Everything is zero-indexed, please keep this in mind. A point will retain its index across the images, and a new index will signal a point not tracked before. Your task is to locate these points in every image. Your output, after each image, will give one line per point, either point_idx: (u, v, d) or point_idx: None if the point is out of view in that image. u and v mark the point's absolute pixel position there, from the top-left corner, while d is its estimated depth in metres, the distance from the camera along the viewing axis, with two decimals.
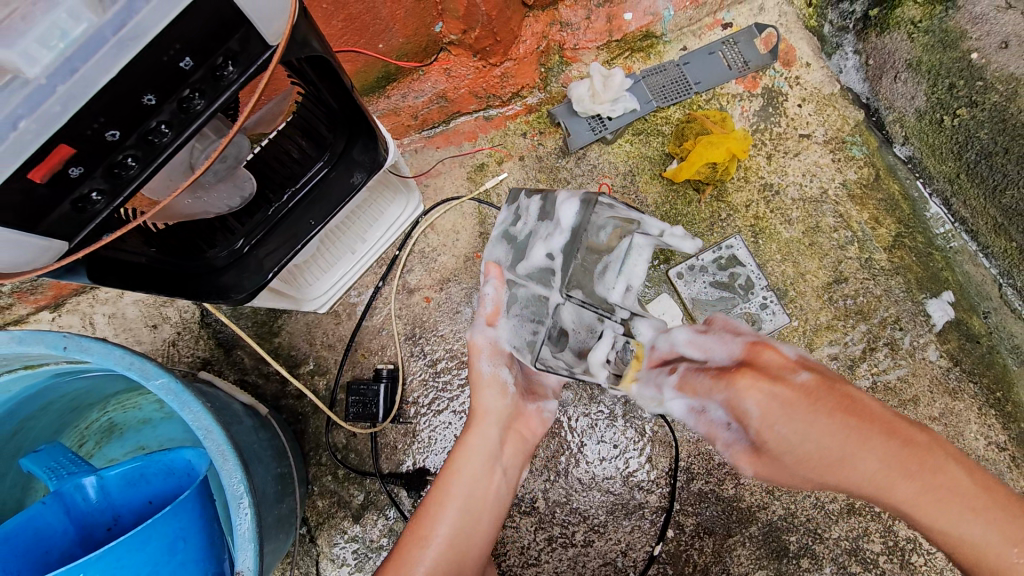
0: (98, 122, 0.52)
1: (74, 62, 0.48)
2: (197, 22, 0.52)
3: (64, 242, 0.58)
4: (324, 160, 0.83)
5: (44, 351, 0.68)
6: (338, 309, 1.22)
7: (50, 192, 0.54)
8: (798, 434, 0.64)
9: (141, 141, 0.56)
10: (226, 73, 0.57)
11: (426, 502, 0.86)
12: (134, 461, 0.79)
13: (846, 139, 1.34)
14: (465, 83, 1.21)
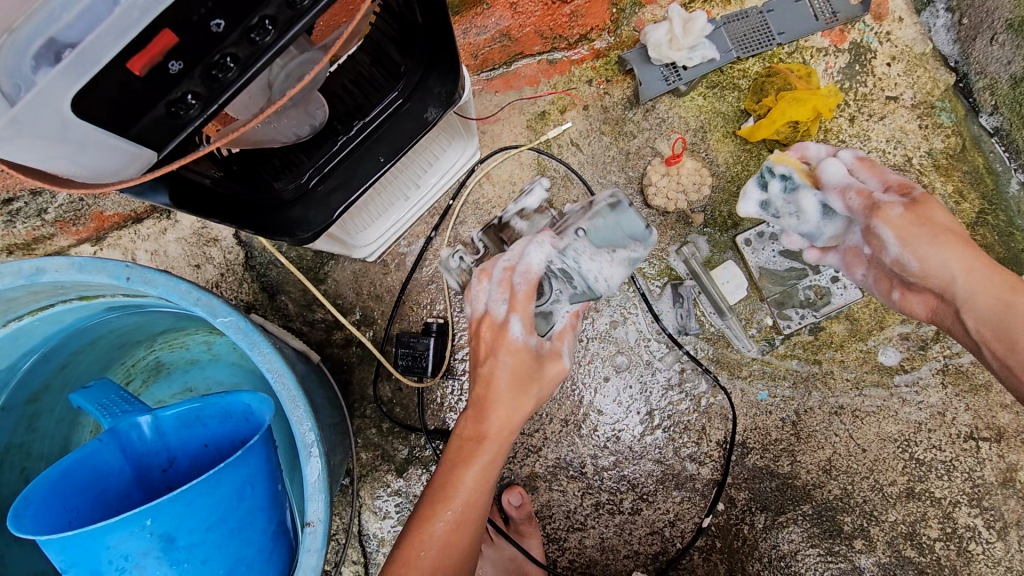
0: (205, 7, 0.47)
1: None
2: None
3: (154, 152, 0.54)
4: (398, 90, 0.76)
5: (105, 280, 0.64)
6: (386, 259, 1.17)
7: (147, 89, 0.49)
8: (921, 232, 0.82)
9: (245, 38, 0.50)
10: None
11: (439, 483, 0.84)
12: (190, 403, 0.74)
13: (935, 104, 1.23)
14: (531, 21, 1.10)
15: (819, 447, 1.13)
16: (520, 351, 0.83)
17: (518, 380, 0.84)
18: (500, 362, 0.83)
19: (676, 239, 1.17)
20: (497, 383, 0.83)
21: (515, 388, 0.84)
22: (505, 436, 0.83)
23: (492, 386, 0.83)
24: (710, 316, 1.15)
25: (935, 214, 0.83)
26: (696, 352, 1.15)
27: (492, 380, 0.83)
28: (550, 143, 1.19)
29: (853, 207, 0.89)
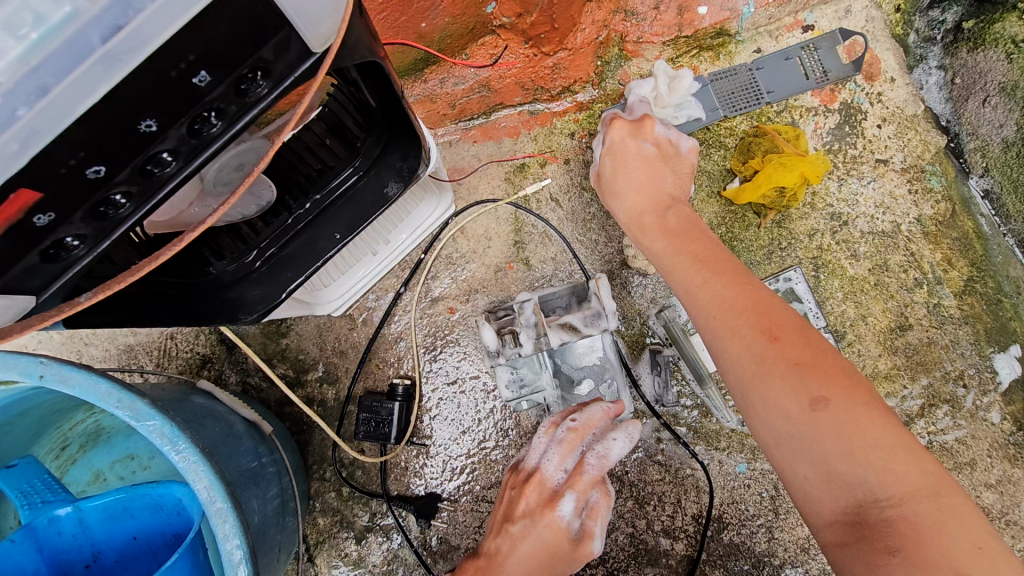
0: (76, 157, 0.43)
1: (45, 78, 0.38)
2: (218, 31, 0.43)
3: (30, 298, 0.49)
4: (355, 166, 0.71)
5: (16, 378, 0.58)
6: (353, 313, 1.12)
7: (13, 244, 0.45)
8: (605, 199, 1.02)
9: (136, 174, 0.48)
10: (252, 87, 0.48)
11: None
12: (118, 494, 0.71)
13: (925, 168, 1.20)
14: (511, 73, 1.07)
15: (798, 524, 1.08)
16: (562, 526, 0.81)
17: (553, 540, 0.81)
18: (528, 521, 0.82)
19: (656, 301, 1.12)
20: (530, 551, 0.81)
21: (550, 559, 0.81)
22: None
23: (515, 545, 0.82)
24: (689, 381, 1.10)
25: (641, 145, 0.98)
26: (673, 421, 1.10)
27: (522, 543, 0.81)
28: (528, 198, 1.14)
29: None
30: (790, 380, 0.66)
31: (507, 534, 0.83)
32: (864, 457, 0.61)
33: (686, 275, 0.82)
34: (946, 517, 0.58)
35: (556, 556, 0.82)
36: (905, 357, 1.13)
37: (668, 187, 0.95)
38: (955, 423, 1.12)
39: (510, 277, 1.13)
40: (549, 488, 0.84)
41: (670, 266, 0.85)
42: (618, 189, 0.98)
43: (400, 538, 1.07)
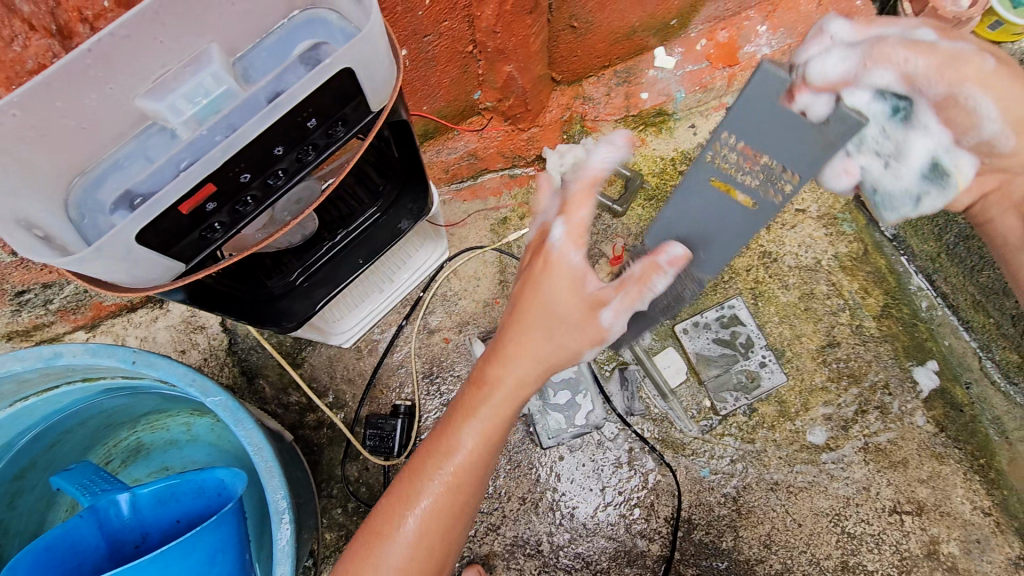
0: (238, 167, 0.54)
1: (233, 120, 0.56)
2: (332, 91, 0.54)
3: (183, 263, 0.57)
4: (377, 206, 0.91)
5: (113, 364, 0.74)
6: (360, 345, 1.28)
7: (190, 222, 0.55)
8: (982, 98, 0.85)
9: (262, 184, 0.58)
10: (337, 131, 0.59)
11: (393, 497, 0.84)
12: (169, 479, 0.81)
13: (837, 216, 1.44)
14: (494, 144, 1.33)
15: (759, 522, 1.22)
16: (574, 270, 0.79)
17: (524, 365, 0.81)
18: (490, 358, 0.84)
19: None
20: (535, 357, 0.81)
21: (552, 318, 0.80)
22: (508, 393, 0.82)
23: (482, 379, 0.83)
24: (654, 399, 1.27)
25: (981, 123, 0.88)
26: (642, 432, 1.25)
27: (526, 297, 0.81)
28: (511, 244, 1.35)
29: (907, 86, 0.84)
30: None
31: (519, 328, 0.82)
32: None
33: None
34: None
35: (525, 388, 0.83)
36: (836, 370, 1.32)
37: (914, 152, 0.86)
38: (885, 426, 1.30)
39: (496, 310, 1.31)
40: (572, 239, 0.79)
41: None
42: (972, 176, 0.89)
43: None
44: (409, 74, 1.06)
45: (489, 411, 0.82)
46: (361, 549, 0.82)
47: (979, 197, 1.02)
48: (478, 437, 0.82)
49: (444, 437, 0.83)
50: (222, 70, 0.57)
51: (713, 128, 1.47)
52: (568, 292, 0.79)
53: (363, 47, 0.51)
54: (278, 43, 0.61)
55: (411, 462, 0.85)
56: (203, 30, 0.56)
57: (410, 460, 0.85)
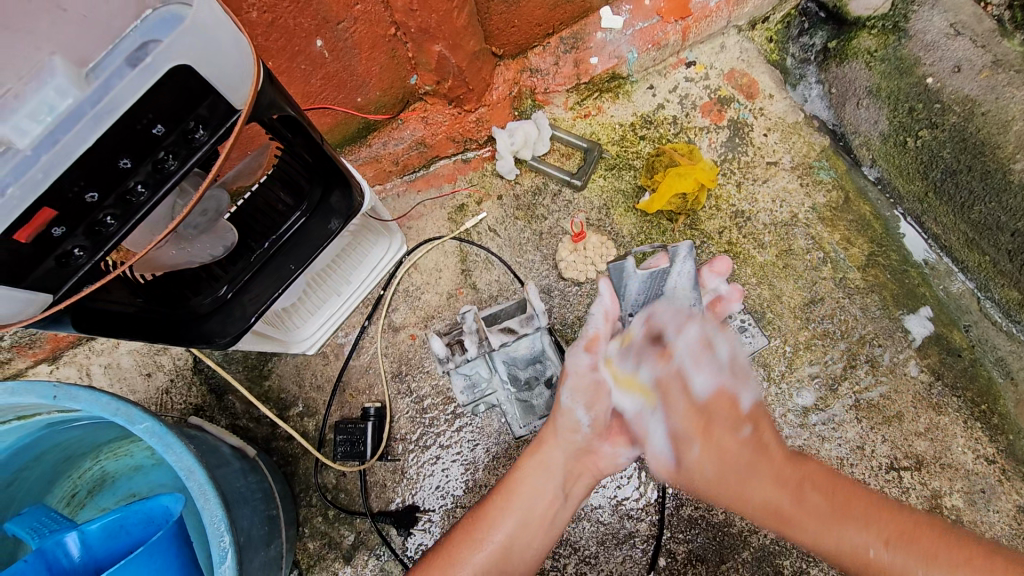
0: (77, 185, 0.59)
1: (56, 134, 0.55)
2: (166, 94, 0.59)
3: (49, 294, 0.63)
4: (302, 209, 0.87)
5: (35, 401, 0.74)
6: (326, 350, 1.25)
7: (33, 250, 0.60)
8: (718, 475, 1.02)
9: (120, 200, 0.62)
10: (197, 136, 0.63)
11: (489, 508, 1.02)
12: (114, 512, 0.80)
13: (812, 164, 1.37)
14: (442, 129, 1.27)
15: None
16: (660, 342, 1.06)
17: (541, 474, 1.03)
18: (513, 473, 1.04)
19: (593, 305, 1.27)
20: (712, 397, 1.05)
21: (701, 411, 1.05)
22: (563, 458, 1.05)
23: (506, 489, 1.03)
24: None
25: (691, 446, 1.04)
26: None
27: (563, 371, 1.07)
28: (469, 231, 1.31)
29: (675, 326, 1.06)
30: (884, 537, 0.89)
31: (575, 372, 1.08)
32: (874, 534, 0.89)
33: (829, 540, 0.91)
34: (900, 556, 0.88)
35: (541, 485, 1.03)
36: (821, 328, 1.29)
37: (786, 501, 0.96)
38: (877, 380, 1.27)
39: (461, 301, 1.28)
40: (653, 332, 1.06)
41: (788, 510, 0.95)
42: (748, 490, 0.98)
43: (385, 551, 1.17)
44: (332, 66, 1.02)
45: (522, 505, 1.01)
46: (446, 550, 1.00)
47: (804, 473, 0.97)
48: (510, 529, 1.01)
49: (476, 529, 1.01)
50: (66, 83, 0.57)
51: (673, 87, 1.40)
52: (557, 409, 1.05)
53: (190, 41, 0.57)
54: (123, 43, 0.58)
55: (493, 490, 1.05)
56: (38, 42, 0.56)
57: (448, 537, 1.02)
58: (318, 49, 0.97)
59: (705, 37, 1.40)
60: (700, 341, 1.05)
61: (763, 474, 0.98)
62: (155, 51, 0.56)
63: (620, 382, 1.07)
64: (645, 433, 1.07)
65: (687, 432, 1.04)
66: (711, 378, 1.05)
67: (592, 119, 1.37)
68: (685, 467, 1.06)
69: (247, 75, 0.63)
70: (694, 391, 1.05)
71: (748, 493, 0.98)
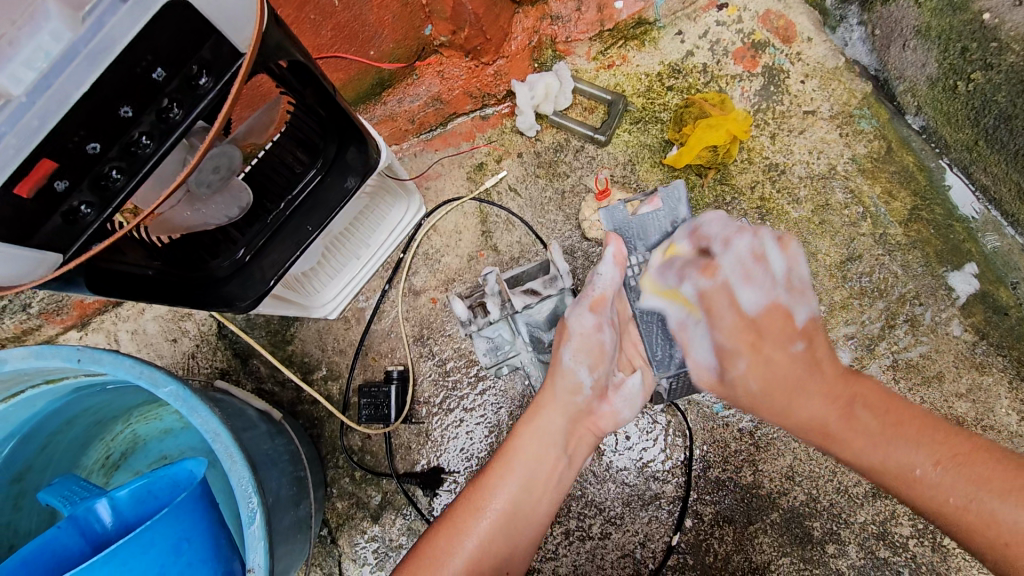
0: (78, 135, 0.56)
1: (51, 78, 0.53)
2: (164, 33, 0.56)
3: (59, 254, 0.62)
4: (317, 167, 0.85)
5: (60, 364, 0.74)
6: (347, 314, 1.24)
7: (38, 205, 0.58)
8: (760, 381, 0.97)
9: (124, 151, 0.60)
10: (201, 82, 0.60)
11: (489, 474, 0.98)
12: (140, 479, 0.81)
13: (853, 113, 1.29)
14: (458, 84, 1.22)
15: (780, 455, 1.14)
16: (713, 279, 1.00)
17: (541, 440, 0.99)
18: (510, 442, 1.00)
19: None
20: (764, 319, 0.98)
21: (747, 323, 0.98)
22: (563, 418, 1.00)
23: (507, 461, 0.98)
24: None
25: (737, 359, 0.99)
26: None
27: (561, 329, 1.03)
28: (490, 191, 1.27)
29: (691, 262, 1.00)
30: (958, 460, 0.79)
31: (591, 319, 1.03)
32: (963, 488, 0.78)
33: (880, 452, 0.85)
34: (984, 475, 0.77)
35: (543, 451, 0.98)
36: (858, 286, 1.23)
37: (830, 417, 0.90)
38: (917, 340, 1.21)
39: (482, 263, 1.25)
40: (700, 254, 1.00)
41: (836, 425, 0.89)
42: (791, 409, 0.94)
43: (412, 511, 1.18)
44: (343, 15, 0.98)
45: (526, 467, 0.97)
46: (449, 519, 0.95)
47: (853, 384, 0.90)
48: (515, 494, 0.96)
49: (478, 498, 0.96)
50: (61, 26, 0.53)
51: (703, 32, 1.31)
52: (554, 374, 1.01)
53: None
54: None
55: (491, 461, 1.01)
56: None
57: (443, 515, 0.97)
58: None
59: None
60: (750, 253, 0.98)
61: (813, 390, 0.92)
62: None
63: (656, 290, 1.00)
64: (688, 342, 1.00)
65: (732, 346, 0.99)
66: (778, 275, 0.99)
67: (616, 69, 1.30)
68: (728, 378, 1.00)
69: (250, 15, 0.59)
70: (742, 302, 0.98)
71: (801, 403, 0.93)
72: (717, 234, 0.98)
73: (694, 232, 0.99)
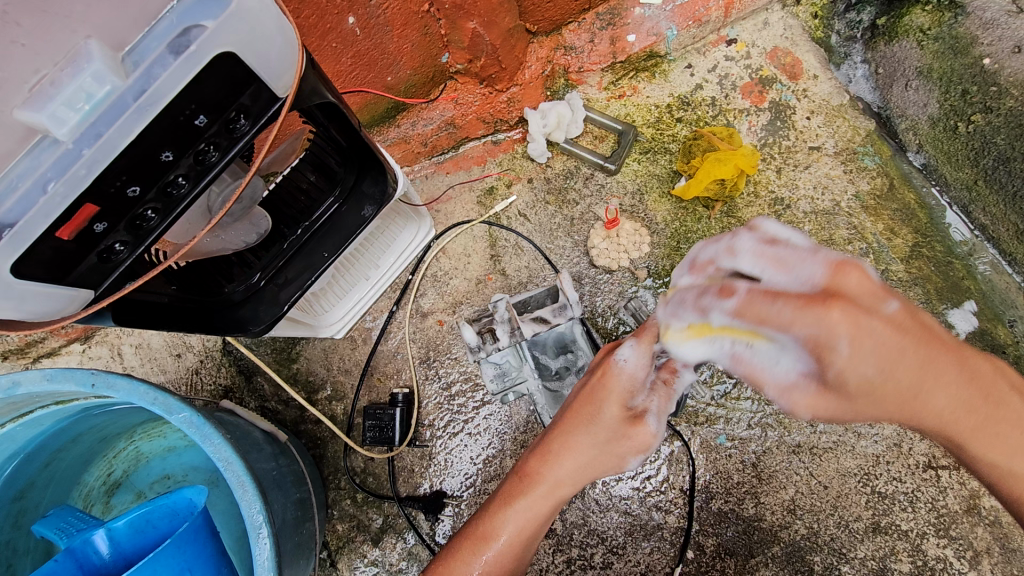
0: (120, 180, 0.57)
1: (99, 127, 0.54)
2: (210, 83, 0.57)
3: (91, 290, 0.63)
4: (335, 195, 0.86)
5: (73, 387, 0.74)
6: (354, 334, 1.24)
7: (77, 246, 0.59)
8: (878, 373, 0.62)
9: (161, 193, 0.61)
10: (239, 125, 0.61)
11: (495, 501, 0.90)
12: (140, 507, 0.80)
13: (857, 150, 1.31)
14: (472, 110, 1.24)
15: (782, 487, 1.15)
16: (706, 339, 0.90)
17: (551, 504, 0.90)
18: (513, 508, 0.88)
19: (624, 294, 1.25)
20: (857, 316, 0.59)
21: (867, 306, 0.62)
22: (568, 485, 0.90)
23: (501, 523, 0.88)
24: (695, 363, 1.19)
25: (838, 347, 0.60)
26: None
27: (597, 399, 0.88)
28: (499, 215, 1.28)
29: (701, 305, 0.73)
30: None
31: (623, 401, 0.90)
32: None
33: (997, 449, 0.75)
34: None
35: (544, 521, 0.90)
36: None
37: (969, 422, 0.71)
38: None
39: (490, 287, 1.26)
40: (717, 289, 0.71)
41: (972, 424, 0.72)
42: (933, 403, 0.68)
43: (413, 536, 1.17)
44: (364, 44, 0.99)
45: (521, 528, 0.88)
46: (474, 531, 0.89)
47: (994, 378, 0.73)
48: (506, 546, 0.88)
49: (486, 525, 0.88)
50: (104, 69, 0.54)
51: (712, 66, 1.34)
52: (601, 461, 0.89)
53: (234, 26, 0.55)
54: (162, 28, 0.56)
55: (495, 497, 0.92)
56: (73, 25, 0.53)
57: (466, 531, 0.90)
58: (350, 26, 0.94)
59: (748, 12, 1.33)
60: (761, 242, 0.72)
61: (948, 384, 0.67)
62: (200, 38, 0.53)
63: (686, 334, 0.76)
64: (756, 369, 0.70)
65: (829, 329, 0.59)
66: (815, 265, 0.65)
67: (627, 100, 1.32)
68: (834, 379, 0.64)
69: (292, 61, 0.61)
70: (780, 290, 0.65)
71: (934, 404, 0.68)
72: (714, 254, 0.76)
73: (693, 267, 0.79)
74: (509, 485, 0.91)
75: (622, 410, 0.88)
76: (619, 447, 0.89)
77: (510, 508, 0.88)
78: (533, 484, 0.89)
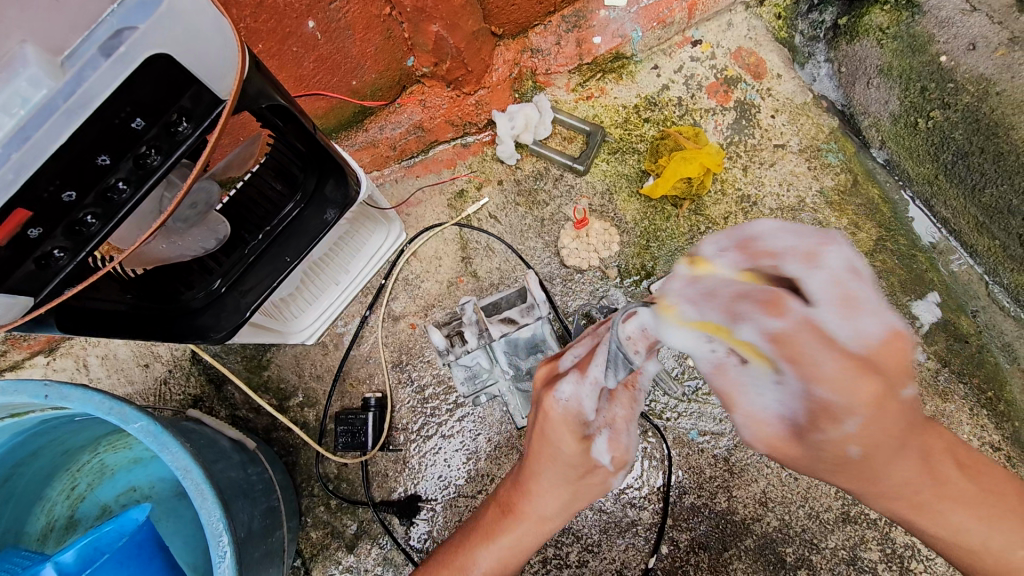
0: (53, 185, 0.56)
1: (28, 130, 0.53)
2: (146, 85, 0.56)
3: (30, 297, 0.62)
4: (296, 199, 0.85)
5: (26, 400, 0.73)
6: (325, 340, 1.23)
7: (13, 253, 0.58)
8: (871, 440, 0.68)
9: (100, 198, 0.61)
10: (180, 129, 0.62)
11: (473, 531, 0.96)
12: (87, 536, 0.78)
13: (821, 147, 1.33)
14: (440, 113, 1.24)
15: (753, 480, 1.16)
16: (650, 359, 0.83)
17: (538, 537, 0.95)
18: (494, 543, 0.93)
19: (596, 294, 1.26)
20: (843, 381, 0.61)
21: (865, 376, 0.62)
22: (540, 522, 0.93)
23: (479, 560, 0.93)
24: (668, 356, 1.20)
25: (846, 421, 0.64)
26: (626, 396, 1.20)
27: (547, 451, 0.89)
28: (470, 217, 1.28)
29: (719, 310, 0.65)
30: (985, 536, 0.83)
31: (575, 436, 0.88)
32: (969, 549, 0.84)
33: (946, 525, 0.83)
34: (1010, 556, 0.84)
35: (527, 552, 0.95)
36: None
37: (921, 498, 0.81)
38: None
39: (462, 289, 1.26)
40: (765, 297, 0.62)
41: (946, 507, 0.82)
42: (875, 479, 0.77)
43: (388, 541, 1.17)
44: (325, 48, 0.98)
45: (508, 560, 0.94)
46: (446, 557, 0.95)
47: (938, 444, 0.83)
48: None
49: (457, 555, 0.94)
50: (38, 73, 0.54)
51: (678, 67, 1.35)
52: (570, 493, 0.93)
53: (163, 29, 0.55)
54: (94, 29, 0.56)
55: (480, 520, 0.97)
56: (7, 30, 0.54)
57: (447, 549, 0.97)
58: (310, 30, 0.94)
59: (712, 13, 1.35)
60: (845, 269, 0.67)
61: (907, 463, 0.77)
62: (132, 41, 0.53)
63: (687, 321, 0.68)
64: (734, 390, 0.69)
65: (846, 398, 0.62)
66: (876, 325, 0.64)
67: (595, 100, 1.33)
68: (816, 442, 0.68)
69: (232, 63, 0.61)
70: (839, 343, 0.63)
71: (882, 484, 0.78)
72: (788, 250, 0.69)
73: (743, 245, 0.71)
74: (490, 520, 0.96)
75: (577, 441, 0.88)
76: (585, 475, 0.92)
77: (493, 544, 0.93)
78: (515, 520, 0.94)
